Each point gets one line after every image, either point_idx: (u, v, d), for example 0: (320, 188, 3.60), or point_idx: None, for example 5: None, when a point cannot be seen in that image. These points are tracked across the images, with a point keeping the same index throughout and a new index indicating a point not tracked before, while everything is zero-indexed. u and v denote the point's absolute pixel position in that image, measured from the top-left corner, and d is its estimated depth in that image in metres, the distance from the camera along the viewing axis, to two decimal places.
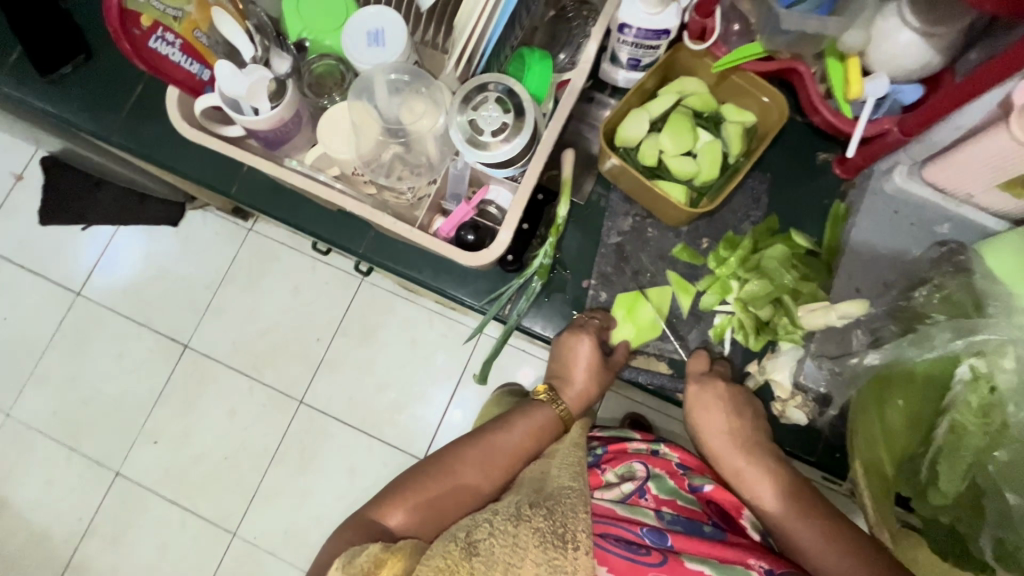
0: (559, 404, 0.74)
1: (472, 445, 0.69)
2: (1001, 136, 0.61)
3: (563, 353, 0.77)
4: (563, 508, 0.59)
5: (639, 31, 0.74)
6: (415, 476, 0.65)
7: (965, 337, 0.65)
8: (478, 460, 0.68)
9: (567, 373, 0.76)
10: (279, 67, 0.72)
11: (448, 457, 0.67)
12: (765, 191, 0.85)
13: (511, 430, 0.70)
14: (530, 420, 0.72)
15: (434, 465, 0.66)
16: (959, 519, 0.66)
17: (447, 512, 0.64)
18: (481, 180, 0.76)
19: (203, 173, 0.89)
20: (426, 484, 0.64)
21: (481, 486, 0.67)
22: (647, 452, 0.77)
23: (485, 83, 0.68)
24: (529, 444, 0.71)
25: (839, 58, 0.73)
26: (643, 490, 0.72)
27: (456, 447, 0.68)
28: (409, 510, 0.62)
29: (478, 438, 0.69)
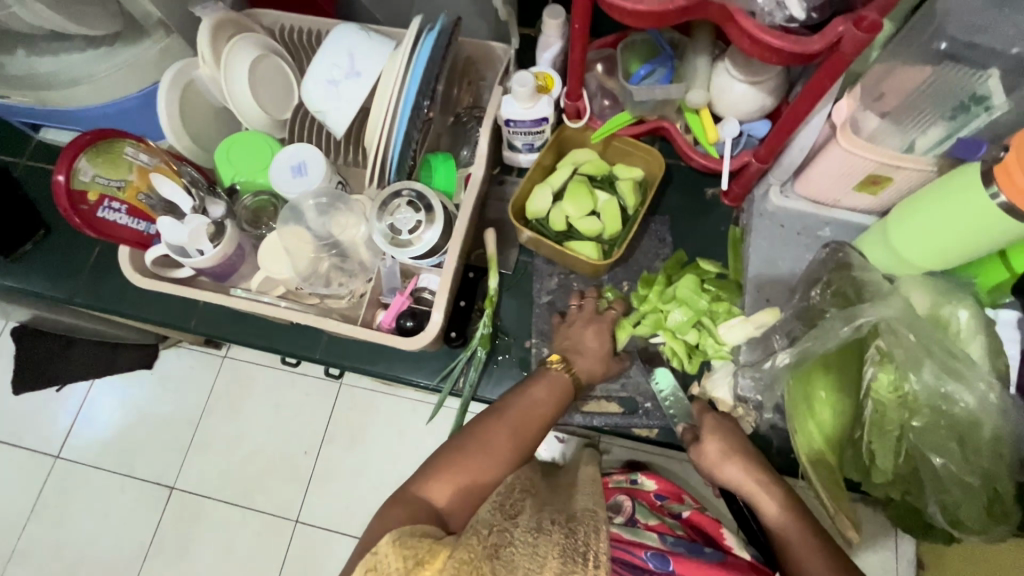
0: (569, 369, 0.78)
1: (502, 420, 0.68)
2: (836, 149, 0.75)
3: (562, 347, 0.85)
4: (585, 529, 0.55)
5: (522, 122, 0.86)
6: (451, 452, 0.65)
7: (852, 323, 0.70)
8: (507, 428, 0.68)
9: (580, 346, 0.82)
10: (215, 211, 0.81)
11: (479, 430, 0.67)
12: (668, 230, 0.95)
13: (534, 398, 0.72)
14: (549, 385, 0.74)
15: (467, 442, 0.66)
16: (907, 491, 0.70)
17: (481, 492, 0.63)
18: (412, 272, 0.84)
19: (163, 315, 0.96)
20: (463, 456, 0.64)
21: (510, 460, 0.66)
22: (628, 484, 0.84)
23: (398, 189, 0.78)
24: (547, 410, 0.72)
25: (694, 111, 0.86)
26: (633, 520, 0.75)
27: (483, 421, 0.68)
28: (451, 488, 0.62)
29: (504, 411, 0.69)
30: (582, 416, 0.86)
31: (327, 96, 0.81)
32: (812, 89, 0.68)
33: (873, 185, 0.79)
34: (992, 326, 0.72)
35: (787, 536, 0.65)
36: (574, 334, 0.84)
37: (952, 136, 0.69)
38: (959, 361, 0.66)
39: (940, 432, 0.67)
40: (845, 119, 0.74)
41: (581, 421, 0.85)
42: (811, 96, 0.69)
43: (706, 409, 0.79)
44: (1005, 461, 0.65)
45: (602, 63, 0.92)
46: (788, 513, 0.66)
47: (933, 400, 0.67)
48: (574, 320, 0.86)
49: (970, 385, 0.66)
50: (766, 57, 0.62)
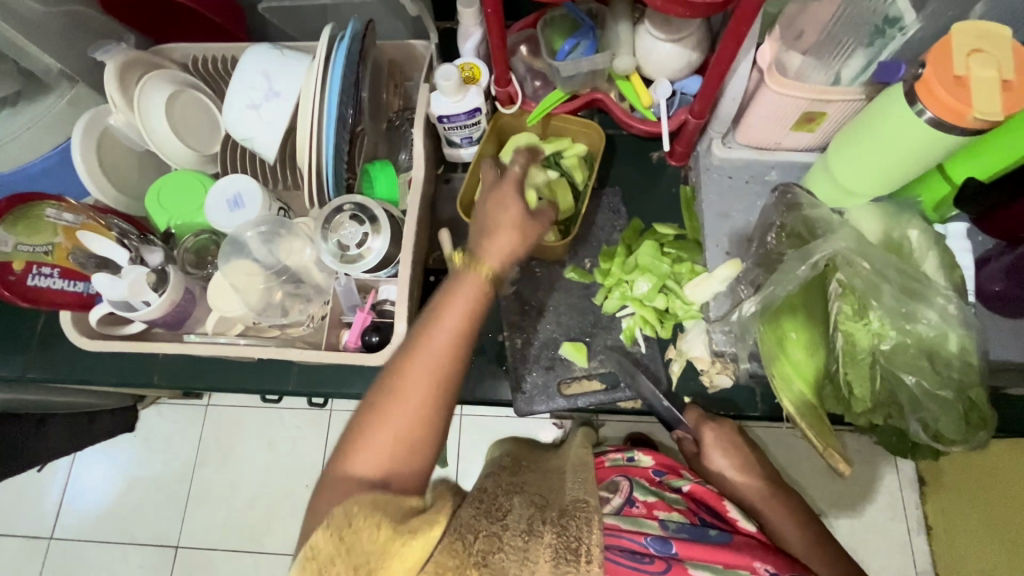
0: (481, 264, 0.63)
1: (415, 358, 0.57)
2: (769, 93, 0.75)
3: (486, 219, 0.67)
4: (576, 523, 0.56)
5: (454, 117, 0.84)
6: (364, 415, 0.56)
7: (808, 261, 0.71)
8: (426, 375, 0.57)
9: (490, 221, 0.67)
10: (154, 259, 0.79)
11: (390, 381, 0.56)
12: (620, 201, 0.95)
13: (443, 322, 0.59)
14: (464, 296, 0.61)
15: (382, 399, 0.56)
16: (890, 416, 0.70)
17: (420, 441, 0.56)
18: (370, 286, 0.81)
19: (124, 375, 0.92)
20: (378, 417, 0.55)
21: (439, 400, 0.56)
22: (624, 462, 0.81)
23: (339, 205, 0.76)
24: (464, 326, 0.60)
25: (625, 78, 0.86)
26: (632, 501, 0.71)
27: (394, 368, 0.57)
28: (376, 451, 0.54)
29: (421, 345, 0.58)
30: (564, 400, 0.84)
31: (249, 122, 0.78)
32: (732, 38, 0.67)
33: (809, 122, 0.79)
34: (942, 241, 0.74)
35: (765, 516, 0.73)
36: (492, 211, 0.67)
37: (873, 62, 0.71)
38: (916, 281, 0.68)
39: (908, 351, 0.68)
40: (769, 62, 0.74)
41: (564, 405, 0.84)
42: (732, 45, 0.68)
43: (703, 418, 0.80)
44: (972, 368, 0.67)
45: (525, 44, 0.90)
46: (771, 501, 0.74)
47: (896, 322, 0.68)
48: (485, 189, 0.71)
49: (928, 302, 0.67)
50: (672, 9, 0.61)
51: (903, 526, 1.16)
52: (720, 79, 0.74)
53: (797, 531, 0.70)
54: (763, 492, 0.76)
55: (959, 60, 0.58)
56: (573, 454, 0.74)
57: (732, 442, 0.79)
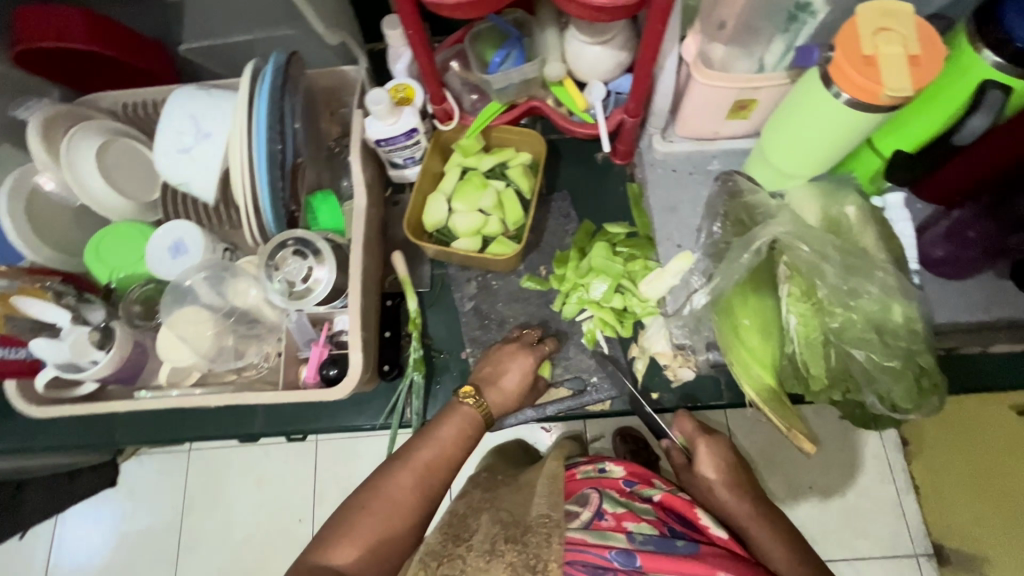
0: (480, 403, 0.73)
1: (403, 467, 0.64)
2: (698, 86, 0.76)
3: (495, 363, 0.79)
4: (536, 540, 0.56)
5: (391, 140, 0.83)
6: (349, 510, 0.61)
7: (751, 248, 0.71)
8: (413, 475, 0.64)
9: (500, 381, 0.77)
10: (96, 317, 0.78)
11: (380, 478, 0.63)
12: (570, 204, 0.95)
13: (436, 437, 0.67)
14: (460, 423, 0.70)
15: (369, 496, 0.62)
16: (846, 390, 0.71)
17: (393, 540, 0.60)
18: (323, 318, 0.80)
19: (85, 435, 0.90)
20: (361, 515, 0.60)
21: (416, 509, 0.63)
22: (596, 473, 0.77)
23: (283, 241, 0.75)
24: (454, 448, 0.67)
25: (558, 83, 0.87)
26: (601, 513, 0.68)
27: (385, 471, 0.64)
28: (357, 547, 0.58)
29: (412, 452, 0.65)
30: (533, 410, 0.84)
31: (182, 166, 0.77)
32: (651, 38, 0.68)
33: (742, 110, 0.81)
34: (879, 214, 0.76)
35: (751, 533, 0.70)
36: (498, 360, 0.79)
37: (791, 46, 0.73)
38: (855, 257, 0.69)
39: (856, 327, 0.69)
40: (694, 56, 0.75)
41: (533, 416, 0.84)
42: (652, 44, 0.69)
43: (698, 432, 0.79)
44: (918, 336, 0.68)
45: (456, 59, 0.90)
46: (758, 520, 0.71)
47: (842, 300, 0.69)
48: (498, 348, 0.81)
49: (869, 277, 0.69)
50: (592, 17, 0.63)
51: (891, 489, 1.10)
52: (647, 77, 0.75)
53: (777, 546, 0.68)
54: (753, 513, 0.71)
55: (866, 40, 0.58)
56: (545, 467, 0.72)
57: (718, 457, 0.77)
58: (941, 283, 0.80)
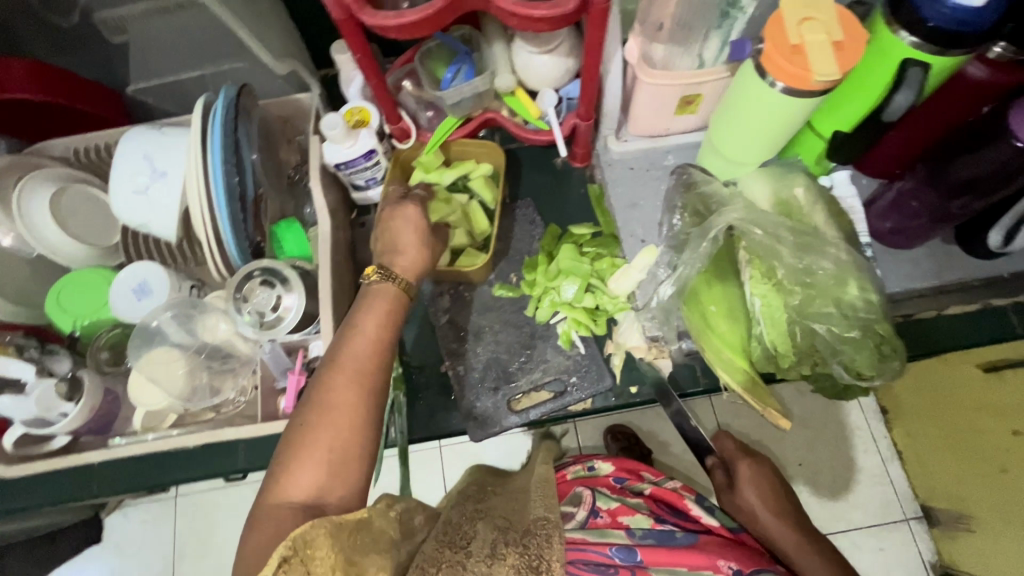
0: (393, 276, 0.69)
1: (342, 366, 0.60)
2: (644, 85, 0.78)
3: (387, 230, 0.78)
4: (537, 541, 0.57)
5: (351, 162, 0.84)
6: (292, 429, 0.57)
7: (707, 236, 0.74)
8: (349, 377, 0.59)
9: (395, 243, 0.77)
10: (62, 367, 0.76)
11: (317, 392, 0.58)
12: (534, 210, 0.97)
13: (360, 333, 0.62)
14: (376, 310, 0.65)
15: (309, 409, 0.57)
16: (815, 363, 0.73)
17: (356, 452, 0.56)
18: (298, 346, 0.79)
19: (59, 494, 0.87)
20: (313, 437, 0.55)
21: (365, 412, 0.58)
22: (585, 473, 0.81)
23: (247, 272, 0.76)
24: (381, 337, 0.63)
25: (511, 94, 0.89)
26: (596, 511, 0.71)
27: (321, 381, 0.59)
28: (315, 468, 0.54)
29: (343, 353, 0.61)
30: (518, 415, 0.85)
31: (140, 207, 0.76)
32: (592, 44, 0.70)
33: (688, 105, 0.83)
34: (827, 193, 0.79)
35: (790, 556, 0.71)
36: (391, 231, 0.78)
37: (726, 41, 0.76)
38: (808, 236, 0.72)
39: (816, 302, 0.71)
40: (637, 57, 0.77)
41: (519, 421, 0.84)
42: (594, 50, 0.72)
43: (738, 453, 0.83)
44: (875, 306, 0.71)
45: (408, 78, 0.90)
46: (802, 545, 0.72)
47: (800, 277, 0.72)
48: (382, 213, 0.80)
49: (822, 253, 0.72)
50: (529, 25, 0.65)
51: (876, 459, 1.15)
52: (594, 81, 0.77)
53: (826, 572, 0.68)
54: (799, 541, 0.72)
55: (791, 30, 0.62)
56: (537, 472, 0.73)
57: (764, 479, 0.80)
58: (892, 253, 0.84)
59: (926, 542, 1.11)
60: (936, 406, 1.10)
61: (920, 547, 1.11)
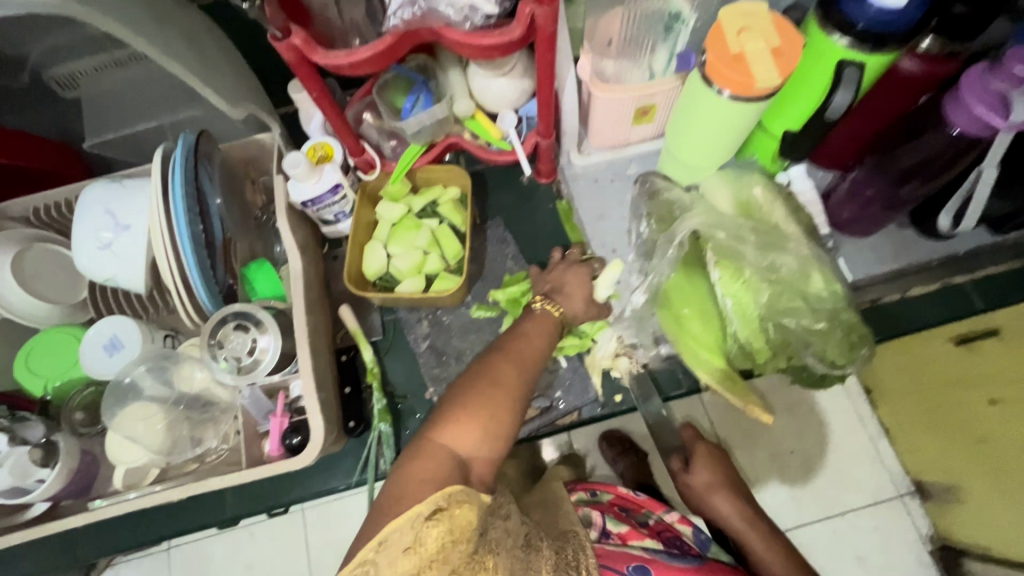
0: (555, 306, 0.77)
1: (509, 356, 0.68)
2: (599, 99, 0.80)
3: (563, 278, 0.82)
4: (571, 545, 0.60)
5: (316, 199, 0.84)
6: (459, 389, 0.63)
7: (673, 241, 0.75)
8: (513, 363, 0.67)
9: (567, 290, 0.81)
10: (33, 434, 0.73)
11: (489, 368, 0.66)
12: (505, 229, 0.98)
13: (532, 336, 0.72)
14: (538, 323, 0.74)
15: (472, 384, 0.64)
16: (790, 356, 0.75)
17: (498, 433, 0.62)
18: (278, 388, 0.78)
19: (43, 562, 0.85)
20: (475, 399, 0.62)
21: (515, 397, 0.64)
22: (588, 497, 0.79)
23: (221, 319, 0.74)
24: (541, 345, 0.72)
25: (471, 117, 0.90)
26: (606, 533, 0.73)
27: (492, 360, 0.67)
28: (471, 431, 0.60)
29: (513, 346, 0.70)
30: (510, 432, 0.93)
31: (104, 263, 0.75)
32: (543, 66, 0.72)
33: (644, 115, 0.86)
34: (785, 190, 0.82)
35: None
36: (558, 277, 0.83)
37: (673, 53, 0.78)
38: (770, 235, 0.74)
39: (784, 297, 0.73)
40: (589, 75, 0.79)
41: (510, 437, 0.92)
42: (546, 71, 0.73)
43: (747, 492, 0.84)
44: (838, 296, 0.73)
45: (368, 111, 0.91)
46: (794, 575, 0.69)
47: (768, 275, 0.73)
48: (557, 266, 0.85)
49: (784, 249, 0.74)
50: (479, 53, 0.66)
51: (864, 437, 1.04)
52: (548, 102, 0.79)
53: None
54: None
55: (731, 40, 0.64)
56: (547, 486, 0.76)
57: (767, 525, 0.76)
58: (850, 243, 0.87)
59: (921, 517, 1.00)
60: (915, 372, 1.02)
61: (915, 522, 1.00)
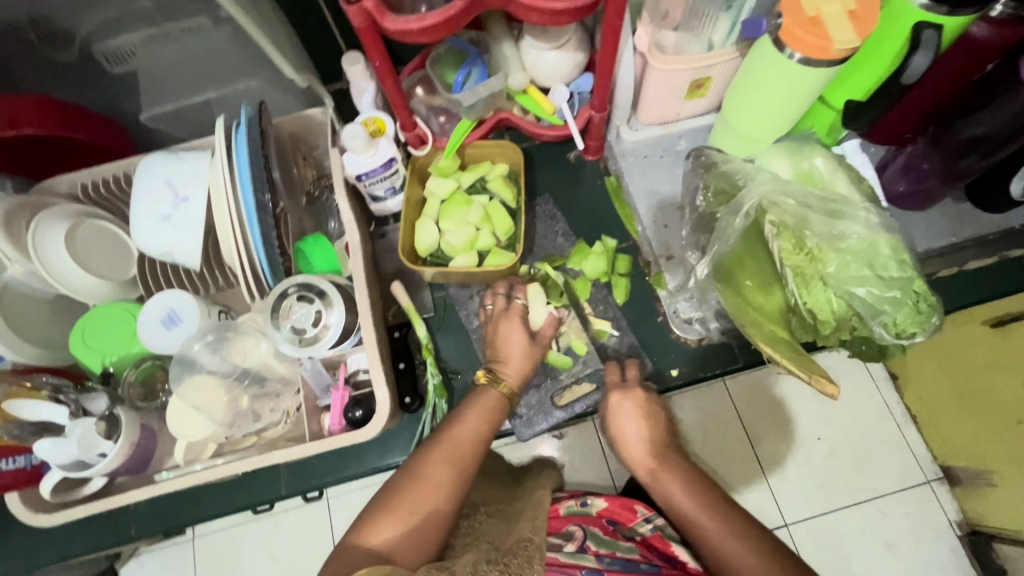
0: (499, 381, 0.76)
1: (439, 448, 0.68)
2: (655, 71, 0.80)
3: (495, 339, 0.82)
4: (518, 560, 0.55)
5: (373, 172, 0.83)
6: (386, 493, 0.64)
7: (738, 212, 0.75)
8: (443, 457, 0.66)
9: (502, 353, 0.80)
10: (97, 406, 0.73)
11: (413, 467, 0.66)
12: (554, 206, 0.97)
13: (465, 419, 0.71)
14: (478, 406, 0.73)
15: (399, 486, 0.64)
16: (854, 328, 0.74)
17: (422, 535, 0.61)
18: (338, 361, 0.79)
19: (96, 539, 0.84)
20: (398, 499, 0.63)
21: (452, 491, 0.65)
22: (577, 508, 0.78)
23: (282, 291, 0.73)
24: (482, 429, 0.71)
25: (522, 92, 0.89)
26: (583, 546, 0.70)
27: (420, 455, 0.67)
28: (397, 528, 0.61)
29: (444, 438, 0.69)
30: (561, 411, 0.87)
31: (164, 235, 0.74)
32: (609, 34, 0.71)
33: (698, 89, 0.85)
34: (844, 161, 0.81)
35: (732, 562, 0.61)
36: (498, 331, 0.82)
37: (737, 21, 0.77)
38: (835, 203, 0.74)
39: (850, 267, 0.72)
40: (646, 47, 0.79)
41: (562, 417, 0.87)
42: (611, 40, 0.72)
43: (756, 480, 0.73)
44: (907, 264, 0.73)
45: (420, 85, 0.91)
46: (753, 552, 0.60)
47: (831, 245, 0.73)
48: (490, 319, 0.83)
49: (851, 219, 0.73)
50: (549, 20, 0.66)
51: (893, 425, 1.08)
52: (608, 73, 0.78)
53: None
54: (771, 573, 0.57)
55: (807, 3, 0.64)
56: (532, 498, 0.71)
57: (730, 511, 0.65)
58: (907, 215, 0.87)
59: (949, 501, 1.04)
60: (947, 364, 1.03)
61: (943, 507, 1.05)
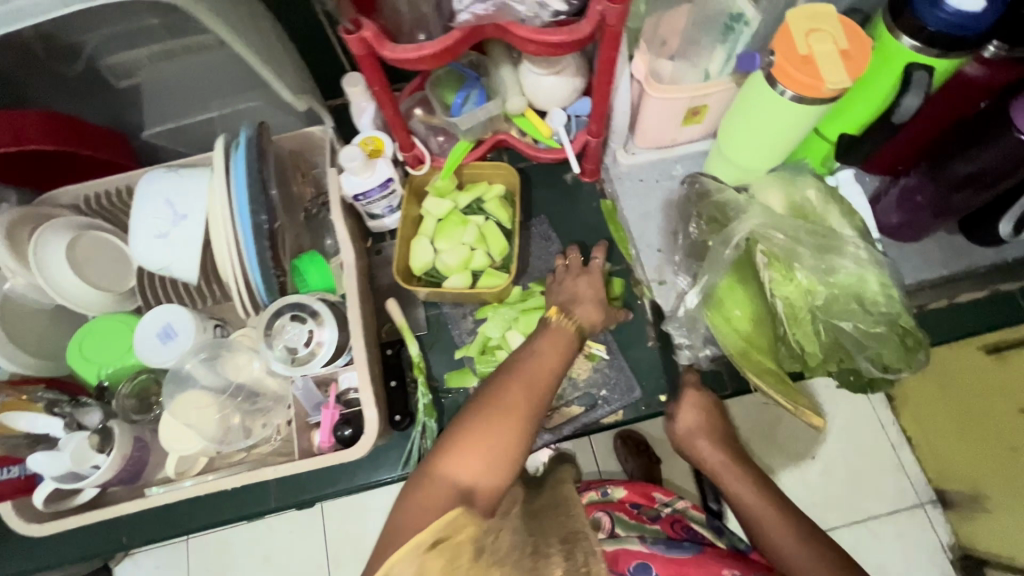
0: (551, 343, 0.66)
1: (512, 379, 0.61)
2: (651, 99, 0.81)
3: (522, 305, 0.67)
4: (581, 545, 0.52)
5: (369, 193, 0.85)
6: (459, 423, 0.57)
7: (730, 244, 0.76)
8: (522, 385, 0.60)
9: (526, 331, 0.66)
10: (92, 420, 0.75)
11: (490, 391, 0.59)
12: (549, 227, 0.98)
13: (530, 360, 0.63)
14: (551, 340, 0.66)
15: (472, 413, 0.57)
16: (842, 360, 0.75)
17: (509, 455, 0.55)
18: (329, 379, 0.79)
19: (87, 547, 0.85)
20: (478, 427, 0.55)
21: (527, 421, 0.58)
22: (600, 498, 0.83)
23: (277, 310, 0.75)
24: (555, 367, 0.63)
25: (520, 115, 0.90)
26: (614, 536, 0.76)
27: (500, 380, 0.60)
28: (481, 456, 0.54)
29: (511, 372, 0.61)
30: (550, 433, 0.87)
31: (161, 252, 0.76)
32: (604, 65, 0.72)
33: (694, 116, 0.86)
34: (836, 192, 0.81)
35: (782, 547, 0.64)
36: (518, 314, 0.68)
37: (732, 54, 0.79)
38: (826, 238, 0.74)
39: (837, 301, 0.73)
40: (644, 75, 0.79)
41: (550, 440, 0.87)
42: (606, 71, 0.73)
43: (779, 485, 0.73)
44: (895, 299, 0.73)
45: (419, 106, 0.93)
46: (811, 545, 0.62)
47: (821, 278, 0.73)
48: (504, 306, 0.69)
49: (842, 253, 0.74)
50: (544, 51, 0.66)
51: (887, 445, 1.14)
52: (604, 102, 0.79)
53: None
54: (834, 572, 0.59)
55: (800, 42, 0.64)
56: (563, 489, 0.64)
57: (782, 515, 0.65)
58: (899, 247, 0.87)
59: (942, 525, 1.10)
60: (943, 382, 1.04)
61: (936, 531, 1.10)
